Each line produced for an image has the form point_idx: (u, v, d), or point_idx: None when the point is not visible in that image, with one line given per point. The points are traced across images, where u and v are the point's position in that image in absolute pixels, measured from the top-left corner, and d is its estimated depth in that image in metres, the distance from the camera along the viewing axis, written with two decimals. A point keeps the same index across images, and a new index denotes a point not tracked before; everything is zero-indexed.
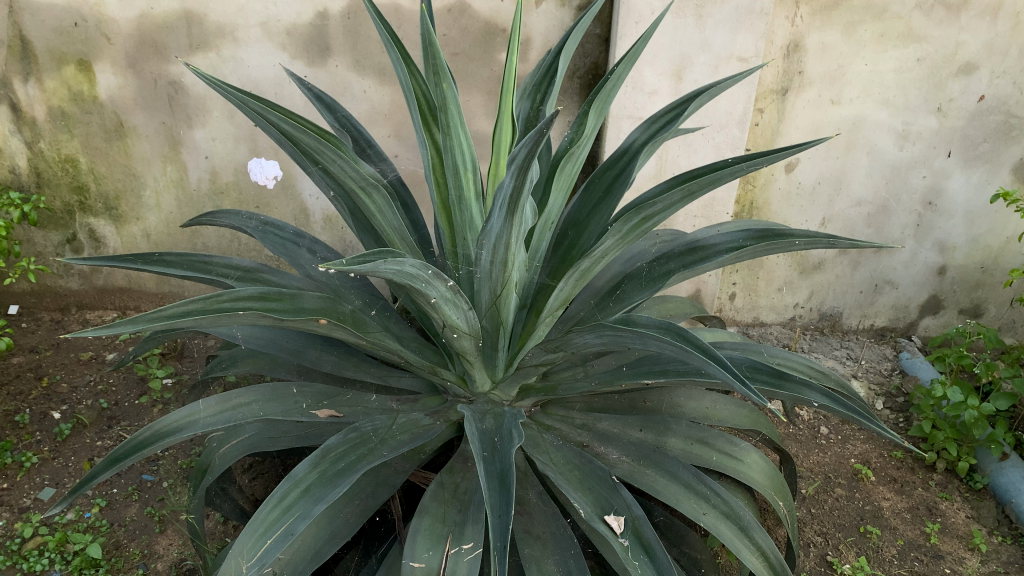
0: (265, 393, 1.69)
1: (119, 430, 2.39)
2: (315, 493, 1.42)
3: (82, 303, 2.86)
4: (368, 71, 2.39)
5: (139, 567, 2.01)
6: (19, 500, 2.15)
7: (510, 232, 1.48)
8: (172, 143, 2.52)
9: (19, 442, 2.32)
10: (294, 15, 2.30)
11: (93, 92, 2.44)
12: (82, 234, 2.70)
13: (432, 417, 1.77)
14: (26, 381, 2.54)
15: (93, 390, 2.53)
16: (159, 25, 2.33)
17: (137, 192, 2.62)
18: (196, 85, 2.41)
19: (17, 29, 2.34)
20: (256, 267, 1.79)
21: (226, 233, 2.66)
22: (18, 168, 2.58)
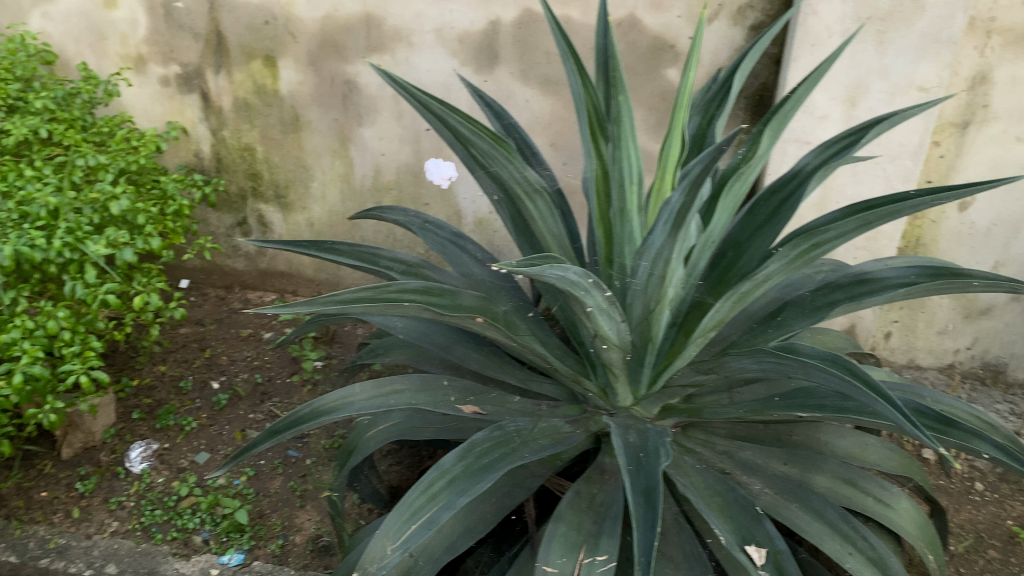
0: (416, 383, 1.75)
1: (271, 405, 2.52)
2: (459, 486, 1.46)
3: (245, 283, 3.04)
4: (533, 80, 2.42)
5: (280, 537, 2.12)
6: (178, 460, 2.34)
7: (673, 248, 1.47)
8: (341, 139, 2.65)
9: (181, 406, 2.52)
10: (467, 23, 2.37)
11: (276, 86, 2.60)
12: (252, 218, 2.88)
13: (572, 425, 1.75)
14: (191, 351, 2.73)
15: (249, 364, 2.68)
16: (341, 27, 2.45)
17: (306, 182, 2.76)
18: (369, 85, 2.52)
19: (214, 24, 2.53)
20: (418, 262, 1.86)
21: (383, 228, 2.76)
22: (202, 153, 2.78)
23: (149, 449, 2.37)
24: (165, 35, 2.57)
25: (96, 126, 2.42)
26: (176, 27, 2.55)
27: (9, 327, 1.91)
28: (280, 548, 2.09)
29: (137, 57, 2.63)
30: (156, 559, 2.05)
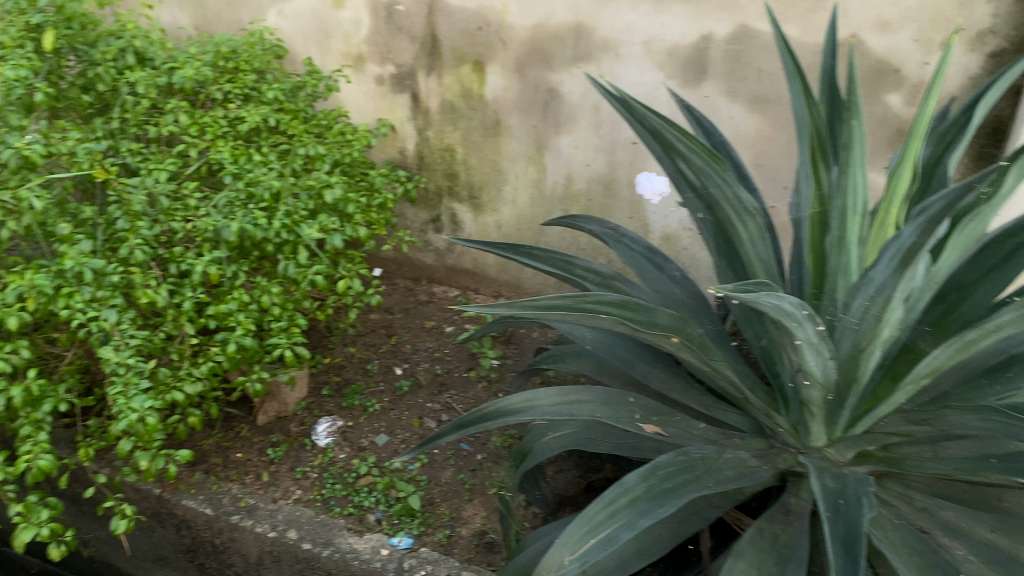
0: (601, 397, 1.74)
1: (448, 397, 2.60)
2: (640, 508, 1.43)
3: (432, 277, 3.16)
4: (739, 97, 2.35)
5: (447, 527, 2.18)
6: (359, 439, 2.46)
7: (897, 287, 1.38)
8: (538, 146, 2.69)
9: (366, 387, 2.65)
10: (678, 36, 2.33)
11: (482, 90, 2.67)
12: (446, 216, 2.99)
13: (759, 459, 1.68)
14: (379, 336, 2.87)
15: (431, 355, 2.78)
16: (551, 35, 2.49)
17: (499, 185, 2.83)
18: (572, 93, 2.54)
19: (431, 28, 2.64)
20: (614, 275, 1.85)
21: (568, 235, 2.77)
22: (406, 150, 2.91)
23: (335, 425, 2.51)
24: (385, 36, 2.71)
25: (317, 118, 2.58)
26: (396, 29, 2.68)
27: (229, 299, 2.05)
28: (446, 538, 2.14)
29: (358, 56, 2.79)
30: (333, 530, 2.15)
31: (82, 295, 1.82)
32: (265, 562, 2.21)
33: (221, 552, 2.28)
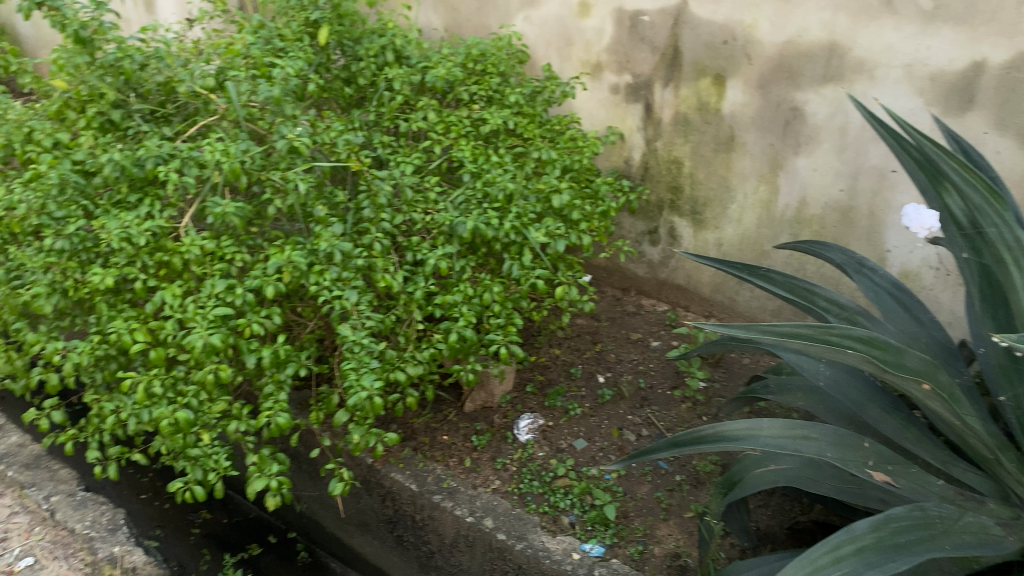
0: (831, 435, 1.65)
1: (650, 412, 2.56)
2: (868, 559, 1.36)
3: (642, 289, 3.13)
4: (1010, 131, 2.13)
5: (639, 543, 2.15)
6: (559, 440, 2.49)
7: None
8: (772, 166, 2.59)
9: (569, 390, 2.68)
10: (945, 61, 2.17)
11: (719, 104, 2.62)
12: (664, 229, 2.95)
13: (1003, 529, 1.52)
14: (584, 341, 2.89)
15: (635, 367, 2.75)
16: (801, 53, 2.39)
17: (725, 203, 2.75)
18: (817, 114, 2.44)
19: (675, 39, 2.62)
20: (858, 310, 1.80)
21: (794, 260, 2.65)
22: (632, 159, 2.91)
23: (536, 422, 2.56)
24: (625, 46, 2.73)
25: (550, 123, 2.63)
26: (638, 39, 2.69)
27: (455, 291, 2.14)
28: (638, 554, 2.12)
29: (596, 64, 2.82)
30: (527, 526, 2.20)
31: (330, 274, 1.95)
32: (459, 545, 2.28)
33: (419, 528, 2.37)
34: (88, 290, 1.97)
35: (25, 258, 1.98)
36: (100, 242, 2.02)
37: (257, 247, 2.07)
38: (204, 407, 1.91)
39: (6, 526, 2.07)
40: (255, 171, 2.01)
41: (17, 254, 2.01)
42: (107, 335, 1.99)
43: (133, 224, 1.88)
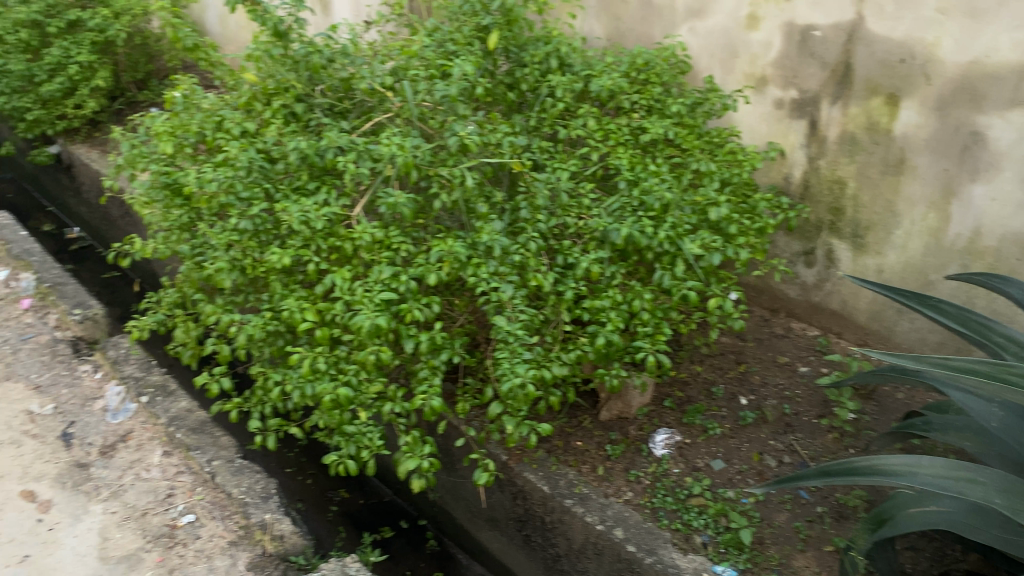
0: (999, 481, 1.54)
1: (793, 439, 2.48)
2: None
3: (792, 312, 3.03)
4: None
5: (773, 571, 2.09)
6: (695, 458, 2.45)
7: None
8: (945, 192, 2.45)
9: (709, 408, 2.63)
10: None
11: (890, 125, 2.51)
12: (821, 251, 2.84)
13: None
14: (728, 361, 2.83)
15: (780, 392, 2.66)
16: (987, 74, 2.26)
17: (890, 228, 2.63)
18: (1001, 139, 2.29)
19: (847, 56, 2.53)
20: None
21: (963, 293, 2.49)
22: (792, 177, 2.82)
23: (672, 438, 2.52)
24: (794, 61, 2.66)
25: (710, 135, 2.59)
26: (807, 54, 2.61)
27: (604, 297, 2.14)
28: None
29: (761, 77, 2.76)
30: (658, 541, 2.18)
31: (488, 267, 2.05)
32: (587, 552, 2.29)
33: (548, 530, 2.39)
34: (266, 269, 2.19)
35: (214, 236, 2.23)
36: (278, 225, 2.25)
37: (420, 239, 2.19)
38: (362, 385, 2.09)
39: (172, 484, 2.30)
40: (424, 166, 2.12)
41: (207, 230, 2.26)
42: (279, 312, 2.20)
43: (312, 210, 2.10)
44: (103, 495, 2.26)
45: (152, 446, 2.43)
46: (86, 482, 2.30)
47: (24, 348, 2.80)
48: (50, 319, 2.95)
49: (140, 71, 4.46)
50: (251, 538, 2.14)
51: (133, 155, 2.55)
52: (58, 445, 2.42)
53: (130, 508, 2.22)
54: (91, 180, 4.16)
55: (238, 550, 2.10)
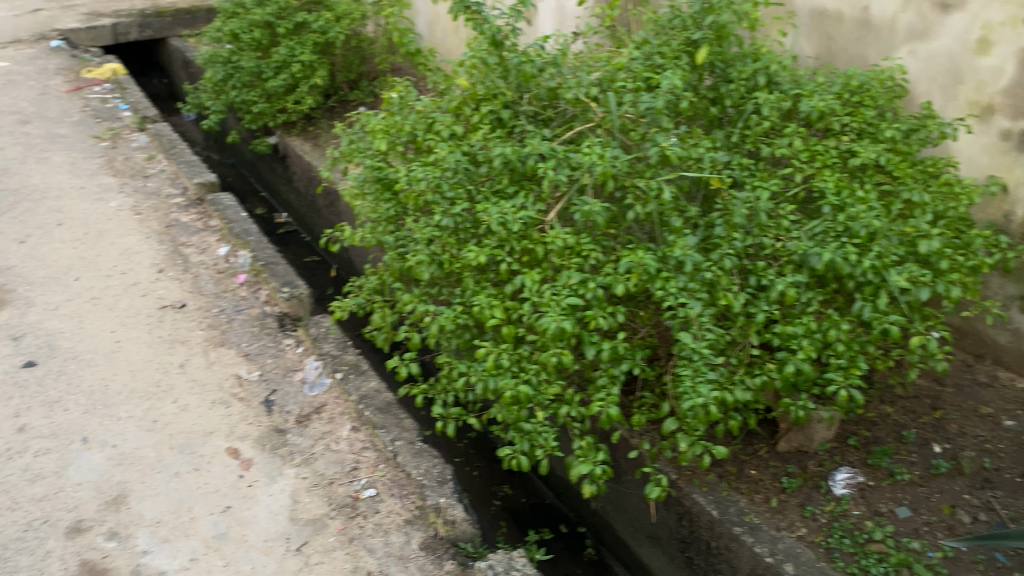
0: None
1: (991, 496, 2.30)
2: None
3: (1000, 359, 2.78)
4: None
5: None
6: (878, 503, 2.33)
7: None
8: None
9: (897, 452, 2.49)
10: None
11: None
12: None
13: None
14: (922, 405, 2.65)
15: (980, 445, 2.47)
16: None
17: None
18: None
19: None
20: None
21: None
22: (1013, 215, 2.61)
23: (855, 478, 2.41)
24: None
25: (924, 164, 2.45)
26: None
27: (797, 322, 2.07)
28: None
29: (987, 106, 2.58)
30: None
31: (677, 282, 2.04)
32: None
33: (712, 555, 2.35)
34: (460, 265, 2.30)
35: (418, 230, 2.38)
36: (477, 224, 2.34)
37: (610, 248, 2.21)
38: (542, 386, 2.14)
39: (358, 458, 2.46)
40: (622, 176, 2.14)
41: (413, 224, 2.41)
42: (469, 306, 2.30)
43: (510, 212, 2.18)
44: (297, 460, 2.45)
45: (342, 420, 2.61)
46: (283, 447, 2.50)
47: (238, 319, 3.08)
48: (261, 294, 3.22)
49: (353, 72, 4.76)
50: (425, 519, 2.25)
51: (351, 150, 2.78)
52: (261, 409, 2.64)
53: (319, 476, 2.40)
54: (302, 170, 4.52)
55: (413, 529, 2.23)
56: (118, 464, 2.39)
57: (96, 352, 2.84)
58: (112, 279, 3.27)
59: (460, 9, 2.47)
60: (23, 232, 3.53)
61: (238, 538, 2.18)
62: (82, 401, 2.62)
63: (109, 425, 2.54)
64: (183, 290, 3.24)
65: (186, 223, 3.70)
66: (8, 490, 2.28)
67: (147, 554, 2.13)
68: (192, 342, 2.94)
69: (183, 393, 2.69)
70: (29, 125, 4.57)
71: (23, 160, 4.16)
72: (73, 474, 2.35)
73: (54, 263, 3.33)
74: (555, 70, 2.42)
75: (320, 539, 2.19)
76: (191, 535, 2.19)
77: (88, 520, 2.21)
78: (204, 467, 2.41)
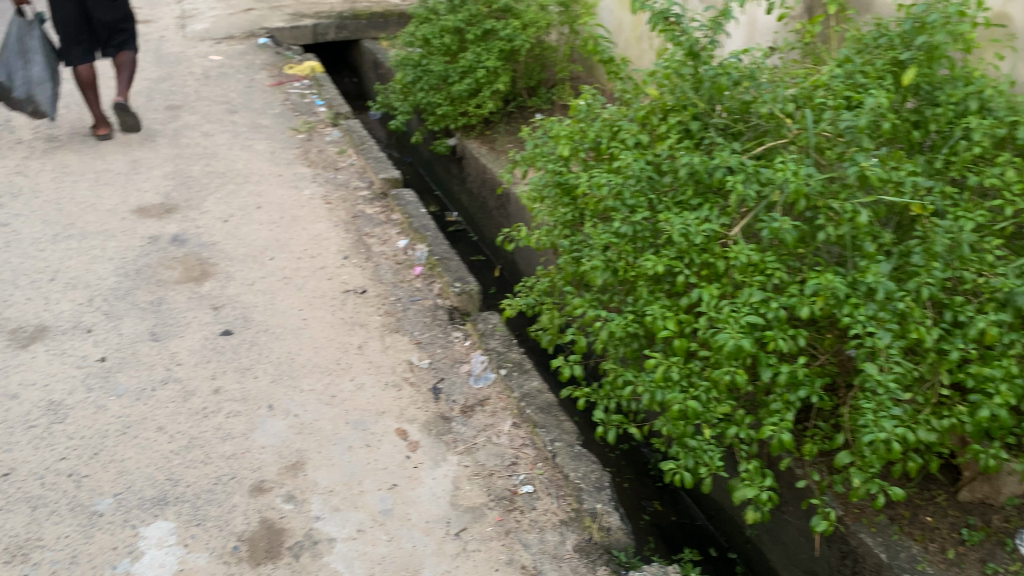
0: None
1: None
2: None
3: None
4: None
5: None
6: None
7: None
8: None
9: None
10: None
11: None
12: None
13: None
14: None
15: None
16: None
17: None
18: None
19: None
20: None
21: None
22: None
23: None
24: None
25: None
26: None
27: (997, 364, 1.93)
28: None
29: None
30: None
31: (866, 310, 1.96)
32: None
33: None
34: (636, 273, 2.30)
35: (596, 236, 2.41)
36: (656, 233, 2.33)
37: (795, 269, 2.15)
38: (711, 404, 2.11)
39: (518, 454, 2.52)
40: (815, 196, 2.07)
41: (592, 230, 2.44)
42: (641, 316, 2.30)
43: (693, 224, 2.17)
44: (459, 449, 2.54)
45: (504, 415, 2.67)
46: (447, 434, 2.59)
47: (411, 308, 3.22)
48: (435, 287, 3.35)
49: (533, 79, 4.83)
50: (581, 522, 2.28)
51: (536, 153, 2.82)
52: (429, 396, 2.75)
53: (480, 466, 2.47)
54: (477, 172, 4.67)
55: (568, 530, 2.26)
56: (298, 433, 2.56)
57: (284, 327, 3.06)
58: (301, 261, 3.51)
59: (659, 21, 2.50)
60: (226, 212, 3.85)
61: (402, 516, 2.29)
62: (270, 371, 2.83)
63: (293, 395, 2.72)
64: (363, 277, 3.42)
65: (369, 215, 3.91)
66: (203, 445, 2.50)
67: (319, 520, 2.27)
68: (369, 326, 3.10)
69: (359, 373, 2.84)
70: (236, 115, 4.98)
71: (230, 146, 4.54)
72: (258, 437, 2.54)
73: (252, 243, 3.61)
74: (750, 83, 2.38)
75: (478, 528, 2.26)
76: (359, 507, 2.32)
77: (269, 481, 2.38)
78: (374, 444, 2.54)
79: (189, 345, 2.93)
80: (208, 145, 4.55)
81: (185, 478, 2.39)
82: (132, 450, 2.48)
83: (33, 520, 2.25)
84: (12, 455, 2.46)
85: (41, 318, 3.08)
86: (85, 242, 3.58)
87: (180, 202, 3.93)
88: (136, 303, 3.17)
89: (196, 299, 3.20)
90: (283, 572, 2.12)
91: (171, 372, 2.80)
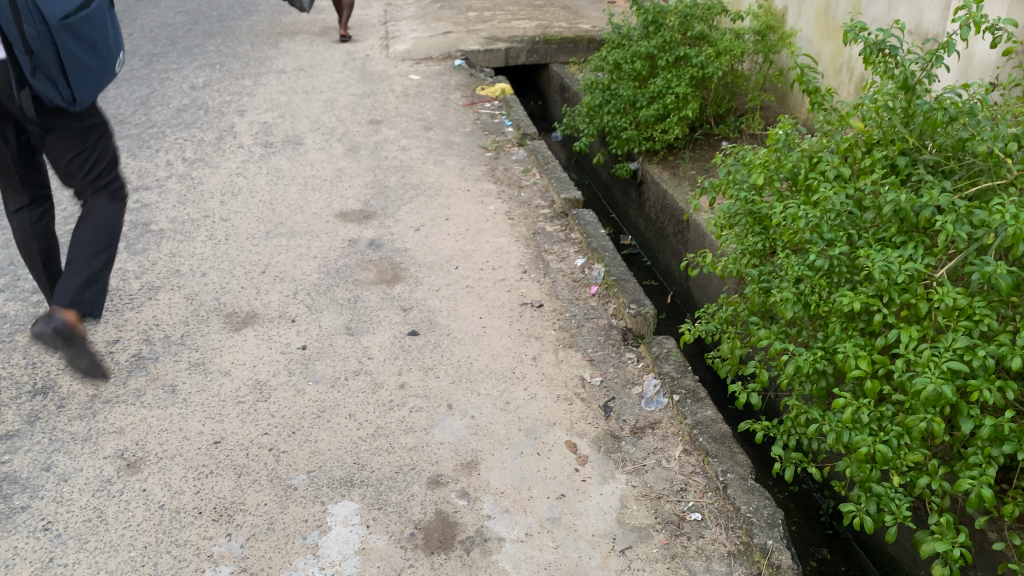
0: None
1: None
2: None
3: None
4: None
5: None
6: None
7: None
8: None
9: None
10: None
11: None
12: None
13: None
14: None
15: None
16: None
17: None
18: None
19: None
20: None
21: None
22: None
23: None
24: None
25: None
26: None
27: None
28: None
29: None
30: None
31: None
32: None
33: None
34: (828, 309, 2.26)
35: (789, 268, 2.39)
36: (853, 269, 2.28)
37: (1007, 317, 2.03)
38: (901, 450, 2.02)
39: (687, 480, 2.51)
40: None
41: (785, 261, 2.42)
42: (831, 352, 2.24)
43: (896, 261, 2.10)
44: (628, 468, 2.56)
45: (675, 440, 2.67)
46: (617, 452, 2.62)
47: (586, 325, 3.28)
48: (610, 307, 3.39)
49: (722, 107, 4.78)
50: (750, 556, 2.25)
51: (727, 181, 2.82)
52: (600, 413, 2.79)
53: (648, 487, 2.49)
54: (657, 197, 4.69)
55: (736, 563, 2.24)
56: (474, 434, 2.68)
57: (465, 333, 3.21)
58: (484, 272, 3.66)
59: (874, 52, 2.47)
60: (418, 221, 4.09)
61: (569, 526, 2.34)
62: (451, 372, 2.98)
63: (470, 398, 2.85)
64: (541, 291, 3.52)
65: (549, 232, 4.01)
66: (387, 436, 2.67)
67: (490, 518, 2.37)
68: (545, 339, 3.19)
69: (533, 383, 2.93)
70: (431, 132, 5.26)
71: (424, 160, 4.80)
72: (438, 434, 2.68)
73: (439, 252, 3.81)
74: (969, 120, 2.28)
75: (644, 548, 2.28)
76: (528, 512, 2.39)
77: (446, 476, 2.51)
78: (545, 453, 2.61)
79: (380, 342, 3.14)
80: (404, 158, 4.83)
81: (370, 464, 2.56)
82: (325, 433, 2.68)
83: (238, 486, 2.48)
84: (223, 426, 2.72)
85: (253, 305, 3.40)
86: (293, 240, 3.91)
87: (376, 209, 4.21)
88: (335, 299, 3.42)
89: (388, 300, 3.41)
90: (454, 564, 2.22)
91: (363, 365, 3.01)
